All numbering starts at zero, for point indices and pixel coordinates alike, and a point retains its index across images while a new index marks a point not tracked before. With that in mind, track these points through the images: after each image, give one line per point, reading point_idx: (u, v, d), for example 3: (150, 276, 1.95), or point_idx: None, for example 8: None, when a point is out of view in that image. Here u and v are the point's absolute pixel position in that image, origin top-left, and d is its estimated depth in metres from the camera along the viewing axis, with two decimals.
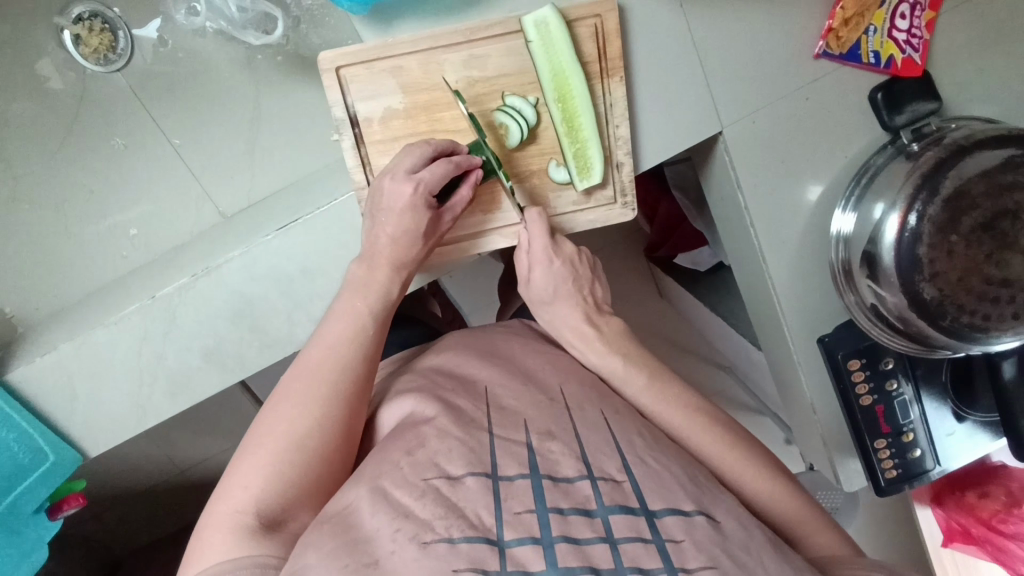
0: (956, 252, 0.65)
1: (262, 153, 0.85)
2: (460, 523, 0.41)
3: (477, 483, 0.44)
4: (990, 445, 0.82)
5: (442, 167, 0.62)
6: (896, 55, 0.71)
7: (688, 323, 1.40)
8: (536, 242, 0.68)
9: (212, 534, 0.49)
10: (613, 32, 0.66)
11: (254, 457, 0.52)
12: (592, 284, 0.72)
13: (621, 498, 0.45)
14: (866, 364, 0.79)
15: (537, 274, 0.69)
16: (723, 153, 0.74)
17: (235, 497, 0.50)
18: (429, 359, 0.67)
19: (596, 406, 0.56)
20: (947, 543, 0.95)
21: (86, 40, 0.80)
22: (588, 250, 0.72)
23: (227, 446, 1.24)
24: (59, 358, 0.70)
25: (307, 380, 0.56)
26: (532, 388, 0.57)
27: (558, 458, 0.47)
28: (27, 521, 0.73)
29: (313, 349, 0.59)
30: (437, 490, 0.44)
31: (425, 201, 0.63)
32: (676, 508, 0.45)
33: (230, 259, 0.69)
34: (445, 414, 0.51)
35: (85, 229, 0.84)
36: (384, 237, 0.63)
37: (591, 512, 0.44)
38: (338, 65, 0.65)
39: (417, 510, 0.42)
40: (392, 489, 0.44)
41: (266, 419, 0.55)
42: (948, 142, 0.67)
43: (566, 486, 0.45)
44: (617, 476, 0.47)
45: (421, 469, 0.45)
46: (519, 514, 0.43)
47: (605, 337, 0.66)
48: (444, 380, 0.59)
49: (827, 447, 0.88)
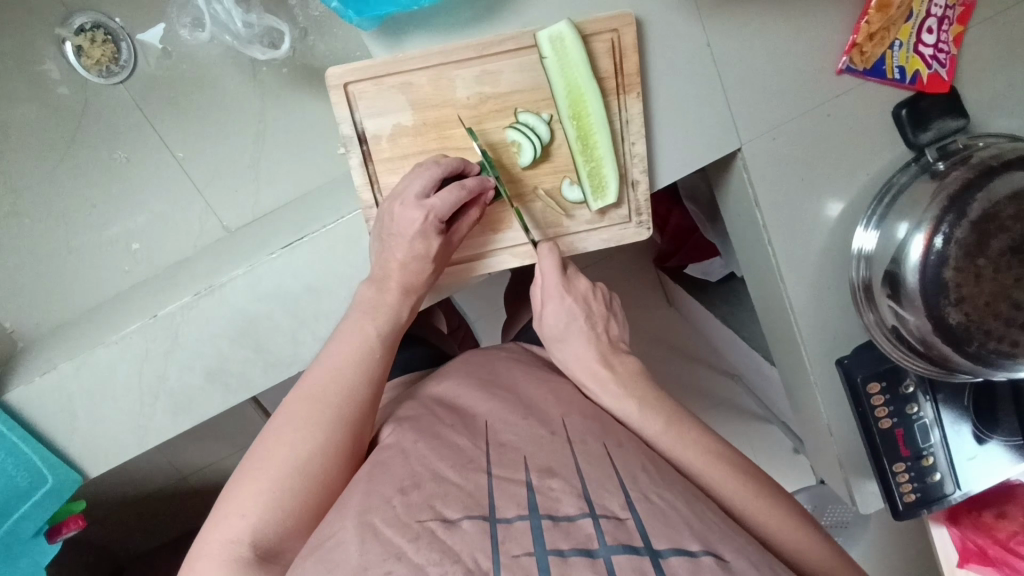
0: (984, 276, 0.62)
1: (267, 164, 0.83)
2: (455, 569, 0.39)
3: (473, 526, 0.43)
4: (1012, 469, 0.79)
5: (453, 192, 0.60)
6: (921, 71, 0.68)
7: (698, 334, 1.38)
8: (549, 277, 0.66)
9: (206, 563, 0.48)
10: (630, 47, 0.64)
11: (255, 484, 0.51)
12: (607, 321, 0.68)
13: (625, 538, 0.42)
14: (886, 387, 0.77)
15: (548, 310, 0.66)
16: (741, 170, 0.72)
17: (231, 525, 0.49)
18: (431, 384, 0.66)
19: (598, 440, 0.54)
20: (963, 563, 0.91)
21: (87, 51, 0.78)
22: (603, 286, 0.69)
23: (230, 456, 1.22)
24: (58, 377, 0.68)
25: (310, 404, 0.54)
26: (533, 422, 0.55)
27: (559, 496, 0.45)
28: (27, 543, 0.72)
29: (318, 371, 0.57)
30: (432, 533, 0.42)
31: (435, 227, 0.61)
32: (681, 549, 0.43)
33: (233, 278, 0.67)
34: (439, 454, 0.50)
35: (86, 241, 0.82)
36: (395, 263, 0.61)
37: (593, 553, 0.41)
38: (347, 81, 0.63)
39: (410, 552, 0.40)
40: (384, 527, 0.43)
41: (269, 442, 0.53)
42: (977, 162, 0.65)
43: (566, 525, 0.43)
44: (620, 513, 0.45)
45: (415, 511, 0.44)
46: (518, 557, 0.40)
47: (620, 378, 0.63)
48: (443, 414, 0.57)
49: (843, 469, 0.86)
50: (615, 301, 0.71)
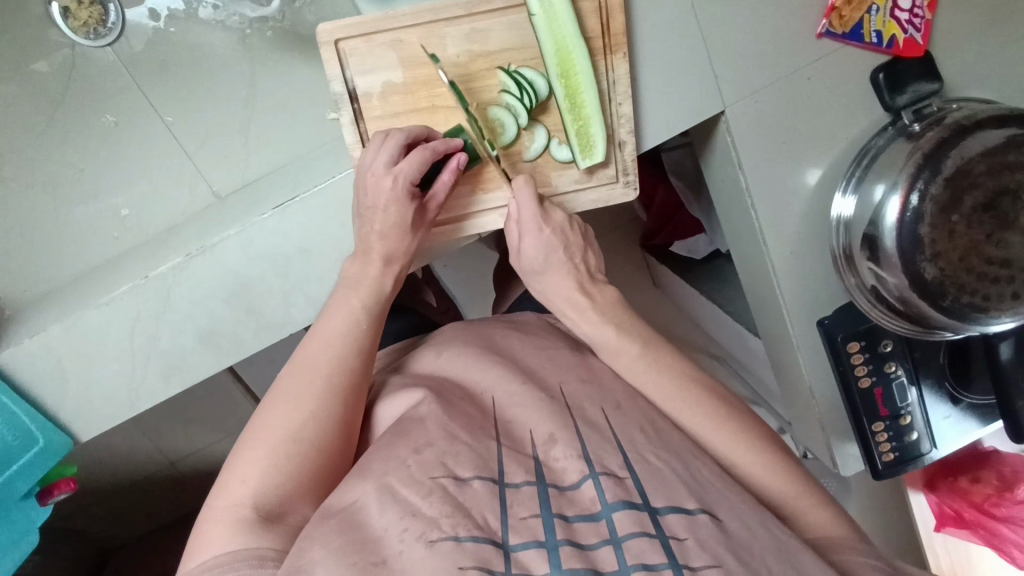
0: (957, 232, 0.65)
1: (257, 132, 0.83)
2: (466, 522, 0.41)
3: (483, 487, 0.44)
4: (981, 431, 0.83)
5: (420, 155, 0.61)
6: (898, 35, 0.70)
7: (684, 314, 1.40)
8: (525, 209, 0.65)
9: (210, 529, 0.48)
10: (617, 7, 0.65)
11: (252, 452, 0.51)
12: (585, 252, 0.68)
13: (624, 494, 0.44)
14: (865, 346, 0.79)
15: (526, 243, 0.66)
16: (725, 134, 0.74)
17: (232, 491, 0.49)
18: (427, 359, 0.66)
19: (596, 404, 0.55)
20: (939, 528, 0.95)
21: (74, 12, 0.78)
22: (579, 218, 0.68)
23: (217, 439, 1.21)
24: (49, 340, 0.68)
25: (302, 375, 0.55)
26: (532, 387, 0.55)
27: (563, 466, 0.47)
28: (17, 504, 0.72)
29: (309, 344, 0.58)
30: (444, 489, 0.43)
31: (407, 191, 0.61)
32: (678, 507, 0.45)
33: (225, 238, 0.67)
34: (452, 416, 0.50)
35: (73, 208, 0.82)
36: (374, 233, 0.62)
37: (596, 516, 0.43)
38: (338, 38, 0.64)
39: (423, 507, 0.42)
40: (400, 487, 0.43)
41: (264, 414, 0.53)
42: (950, 122, 0.67)
43: (571, 494, 0.45)
44: (619, 472, 0.46)
45: (428, 467, 0.45)
46: (524, 518, 0.42)
47: (598, 306, 0.65)
48: (454, 388, 0.58)
49: (826, 431, 0.89)
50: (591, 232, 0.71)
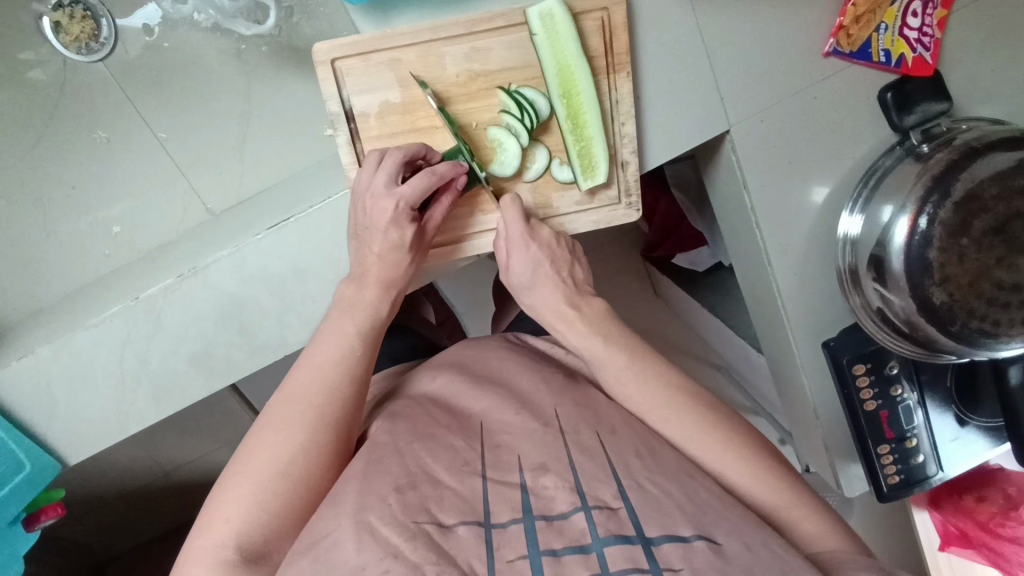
0: (967, 256, 0.63)
1: (254, 146, 0.82)
2: (451, 570, 0.39)
3: (469, 532, 0.42)
4: (988, 453, 0.81)
5: (423, 179, 0.59)
6: (906, 54, 0.69)
7: (686, 326, 1.38)
8: (512, 227, 0.65)
9: (193, 569, 0.46)
10: (620, 26, 0.64)
11: (237, 487, 0.50)
12: (573, 266, 0.68)
13: (616, 528, 0.43)
14: (871, 369, 0.78)
15: (514, 259, 0.66)
16: (729, 153, 0.72)
17: (215, 529, 0.48)
18: (421, 384, 0.64)
19: (591, 429, 0.53)
20: (943, 547, 0.92)
21: (66, 27, 0.76)
22: (567, 233, 0.69)
23: (212, 450, 1.20)
24: (37, 361, 0.67)
25: (291, 406, 0.54)
26: (526, 416, 0.54)
27: (553, 495, 0.45)
28: (4, 530, 0.70)
29: (299, 373, 0.56)
30: (428, 534, 0.41)
31: (407, 215, 0.60)
32: (674, 535, 0.43)
33: (218, 259, 0.66)
34: (436, 457, 0.48)
35: (65, 222, 0.81)
36: (372, 255, 0.60)
37: (586, 548, 0.42)
38: (334, 57, 0.62)
39: (407, 551, 0.40)
40: (380, 526, 0.41)
41: (250, 447, 0.52)
42: (960, 143, 0.66)
43: (560, 524, 0.43)
44: (612, 503, 0.45)
45: (411, 510, 0.43)
46: (513, 561, 0.41)
47: (585, 318, 0.64)
48: (439, 414, 0.56)
49: (829, 453, 0.87)
50: (580, 248, 0.71)
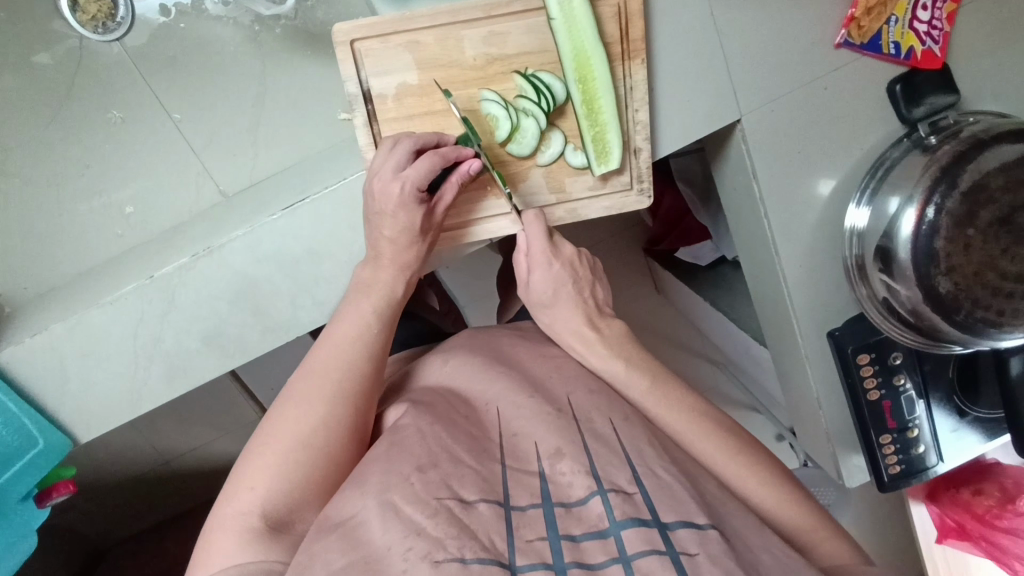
0: (972, 246, 0.64)
1: (266, 128, 0.82)
2: (472, 544, 0.40)
3: (489, 510, 0.43)
4: (980, 446, 0.82)
5: (428, 161, 0.59)
6: (916, 47, 0.70)
7: (687, 321, 1.39)
8: (535, 244, 0.65)
9: (217, 536, 0.47)
10: (637, 13, 0.65)
11: (261, 458, 0.50)
12: (593, 286, 0.68)
13: (632, 511, 0.43)
14: (875, 359, 0.79)
15: (535, 277, 0.66)
16: (740, 144, 0.73)
17: (240, 498, 0.48)
18: (436, 370, 0.64)
19: (605, 415, 0.54)
20: (941, 540, 0.94)
21: (83, 5, 0.77)
22: (588, 251, 0.69)
23: (214, 438, 1.20)
24: (51, 339, 0.67)
25: (311, 380, 0.54)
26: (539, 401, 0.54)
27: (570, 480, 0.46)
28: (15, 505, 0.70)
29: (319, 350, 0.57)
30: (450, 510, 0.42)
31: (414, 197, 0.59)
32: (689, 521, 0.44)
33: (233, 239, 0.66)
34: (455, 439, 0.49)
35: (76, 204, 0.81)
36: (384, 239, 0.61)
37: (604, 533, 0.42)
38: (353, 38, 0.63)
39: (429, 527, 0.40)
40: (403, 503, 0.42)
41: (272, 420, 0.52)
42: (967, 136, 0.67)
43: (578, 511, 0.44)
44: (628, 488, 0.45)
45: (434, 487, 0.43)
46: (532, 541, 0.41)
47: (614, 340, 0.64)
48: (456, 405, 0.57)
49: (831, 443, 0.88)
50: (599, 264, 0.71)
